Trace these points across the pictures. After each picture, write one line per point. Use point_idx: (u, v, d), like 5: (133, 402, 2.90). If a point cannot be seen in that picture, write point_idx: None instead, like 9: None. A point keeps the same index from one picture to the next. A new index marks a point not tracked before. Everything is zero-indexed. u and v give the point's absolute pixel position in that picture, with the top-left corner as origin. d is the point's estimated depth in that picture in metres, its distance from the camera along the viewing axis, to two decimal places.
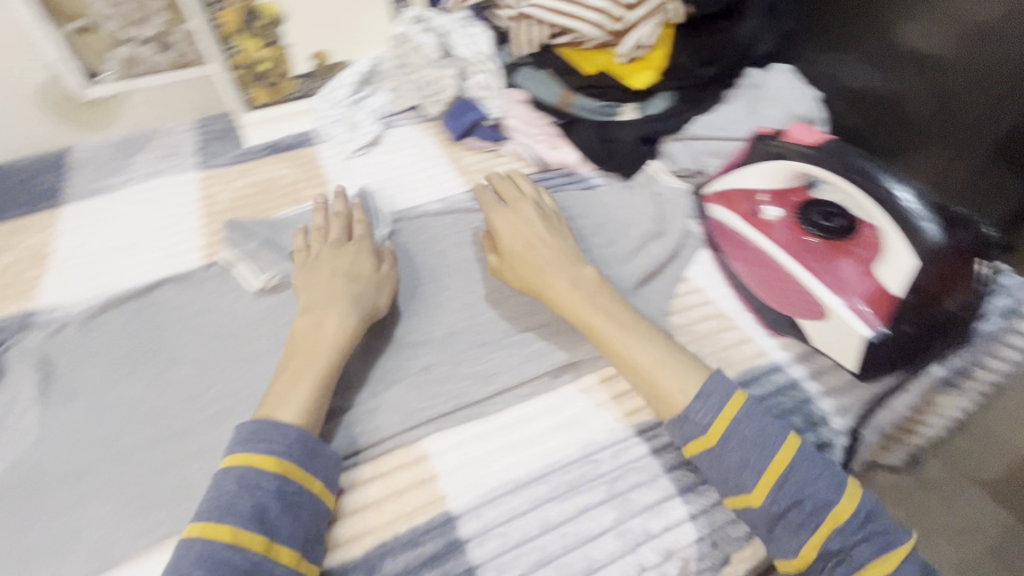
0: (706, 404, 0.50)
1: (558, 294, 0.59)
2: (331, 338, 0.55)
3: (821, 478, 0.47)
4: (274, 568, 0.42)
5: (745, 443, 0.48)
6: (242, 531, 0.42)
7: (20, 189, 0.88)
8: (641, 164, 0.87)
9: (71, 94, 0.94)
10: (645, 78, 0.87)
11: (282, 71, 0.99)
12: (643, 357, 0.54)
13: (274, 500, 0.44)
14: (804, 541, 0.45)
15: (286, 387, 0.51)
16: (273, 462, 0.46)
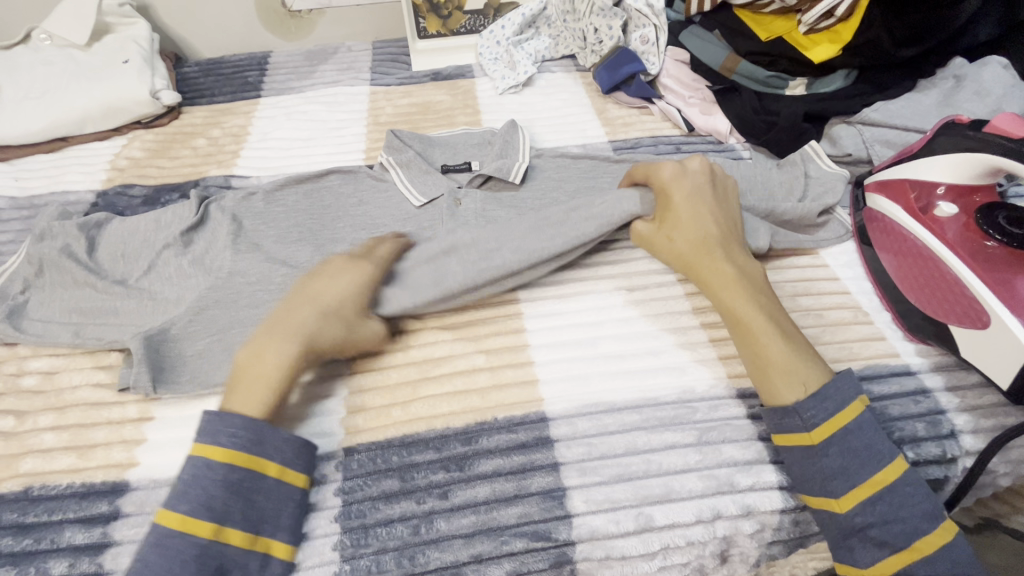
0: (820, 406, 0.48)
1: (716, 274, 0.56)
2: (268, 378, 0.50)
3: (917, 503, 0.45)
4: (225, 550, 0.44)
5: (853, 449, 0.46)
6: (191, 518, 0.43)
7: (230, 79, 1.04)
8: (801, 142, 0.81)
9: (281, 3, 1.07)
10: (822, 51, 0.80)
11: (456, 5, 1.06)
12: (778, 356, 0.50)
13: (220, 489, 0.45)
14: (881, 554, 0.44)
15: (240, 394, 0.49)
16: (231, 456, 0.46)
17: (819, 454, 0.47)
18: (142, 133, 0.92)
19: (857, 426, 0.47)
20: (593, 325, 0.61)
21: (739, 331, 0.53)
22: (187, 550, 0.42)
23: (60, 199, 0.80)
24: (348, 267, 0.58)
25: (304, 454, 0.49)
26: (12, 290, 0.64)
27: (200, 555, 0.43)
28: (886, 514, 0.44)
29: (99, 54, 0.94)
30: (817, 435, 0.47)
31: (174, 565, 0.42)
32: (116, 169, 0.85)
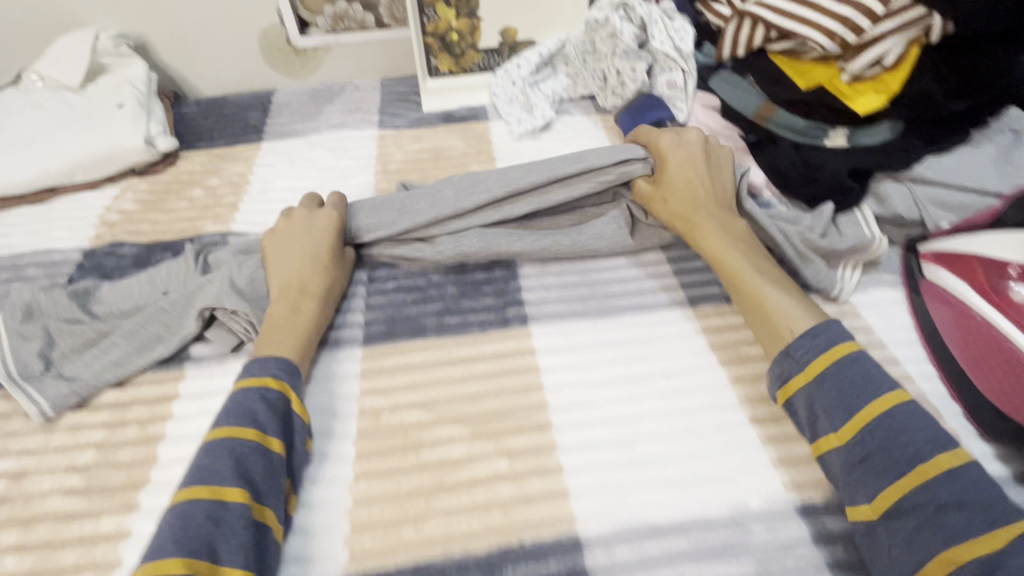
0: (813, 343, 0.53)
1: (709, 233, 0.65)
2: (302, 319, 0.60)
3: (921, 432, 0.46)
4: (269, 453, 0.49)
5: (851, 384, 0.49)
6: (236, 427, 0.49)
7: (231, 121, 0.98)
8: (846, 202, 0.75)
9: (286, 40, 1.02)
10: (869, 101, 0.73)
11: (470, 42, 1.00)
12: (772, 300, 0.58)
13: (260, 405, 0.51)
14: (884, 482, 0.45)
15: (272, 342, 0.58)
16: (273, 383, 0.53)
17: (817, 390, 0.51)
18: (136, 182, 0.86)
19: (844, 362, 0.50)
20: (628, 420, 0.56)
21: (736, 282, 0.61)
22: (237, 448, 0.48)
23: (44, 259, 0.74)
24: (306, 221, 0.68)
25: (297, 378, 0.56)
26: (35, 370, 0.59)
27: (250, 454, 0.48)
28: (884, 440, 0.46)
29: (93, 97, 0.89)
30: (813, 368, 0.52)
31: (229, 461, 0.47)
32: (105, 223, 0.80)
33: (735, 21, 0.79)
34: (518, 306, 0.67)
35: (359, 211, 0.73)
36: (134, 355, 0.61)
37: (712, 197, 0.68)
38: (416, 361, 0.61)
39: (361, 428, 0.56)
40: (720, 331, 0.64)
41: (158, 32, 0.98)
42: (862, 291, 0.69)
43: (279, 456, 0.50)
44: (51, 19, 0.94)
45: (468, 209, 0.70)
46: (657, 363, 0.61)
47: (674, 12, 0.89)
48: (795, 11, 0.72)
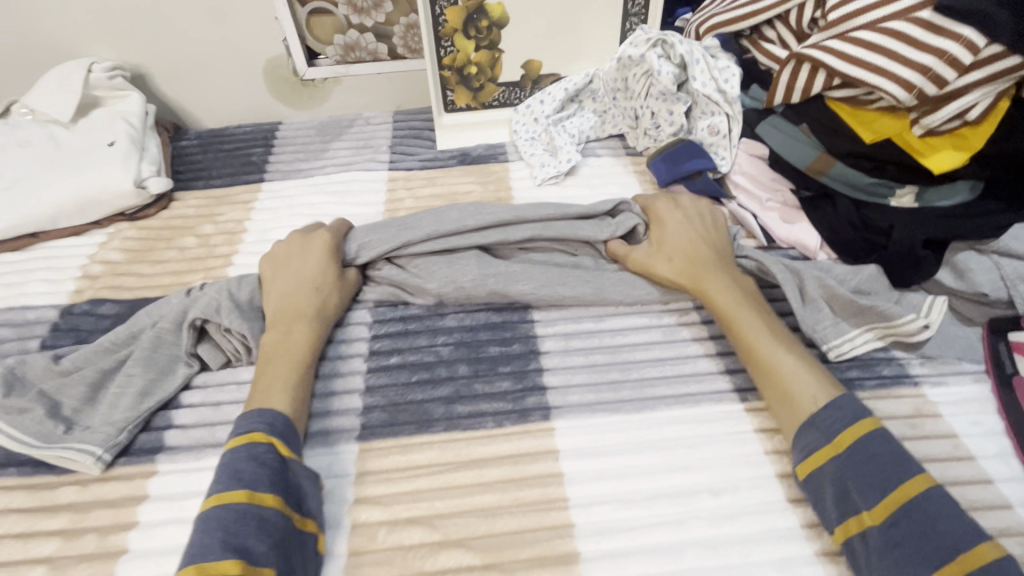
0: (836, 416, 0.49)
1: (718, 296, 0.60)
2: (299, 349, 0.57)
3: (956, 519, 0.42)
4: (262, 513, 0.44)
5: (879, 465, 0.45)
6: (224, 492, 0.44)
7: (231, 157, 0.92)
8: (918, 274, 0.66)
9: (293, 71, 0.95)
10: (948, 159, 0.64)
11: (490, 76, 0.93)
12: (788, 371, 0.53)
13: (248, 463, 0.46)
14: (925, 571, 0.40)
15: (265, 385, 0.54)
16: (263, 436, 0.48)
17: (845, 465, 0.46)
18: (125, 227, 0.80)
19: (872, 437, 0.47)
20: (669, 551, 0.47)
21: (749, 351, 0.56)
22: (223, 515, 0.43)
23: (17, 318, 0.68)
24: (305, 242, 0.65)
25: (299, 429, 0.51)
26: (56, 432, 0.54)
27: (239, 519, 0.43)
28: (925, 523, 0.42)
29: (83, 134, 0.83)
30: (841, 442, 0.47)
31: (216, 534, 0.42)
32: (88, 276, 0.73)
33: (791, 64, 0.69)
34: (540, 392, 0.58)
35: (358, 234, 0.69)
36: (155, 385, 0.58)
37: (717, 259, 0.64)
38: (420, 461, 0.53)
39: (354, 549, 0.48)
40: (774, 434, 0.55)
41: (156, 62, 0.92)
42: (941, 384, 0.59)
43: (273, 514, 0.44)
44: (44, 48, 0.88)
45: (472, 226, 0.67)
46: (701, 475, 0.52)
47: (719, 49, 0.80)
48: (865, 57, 0.62)
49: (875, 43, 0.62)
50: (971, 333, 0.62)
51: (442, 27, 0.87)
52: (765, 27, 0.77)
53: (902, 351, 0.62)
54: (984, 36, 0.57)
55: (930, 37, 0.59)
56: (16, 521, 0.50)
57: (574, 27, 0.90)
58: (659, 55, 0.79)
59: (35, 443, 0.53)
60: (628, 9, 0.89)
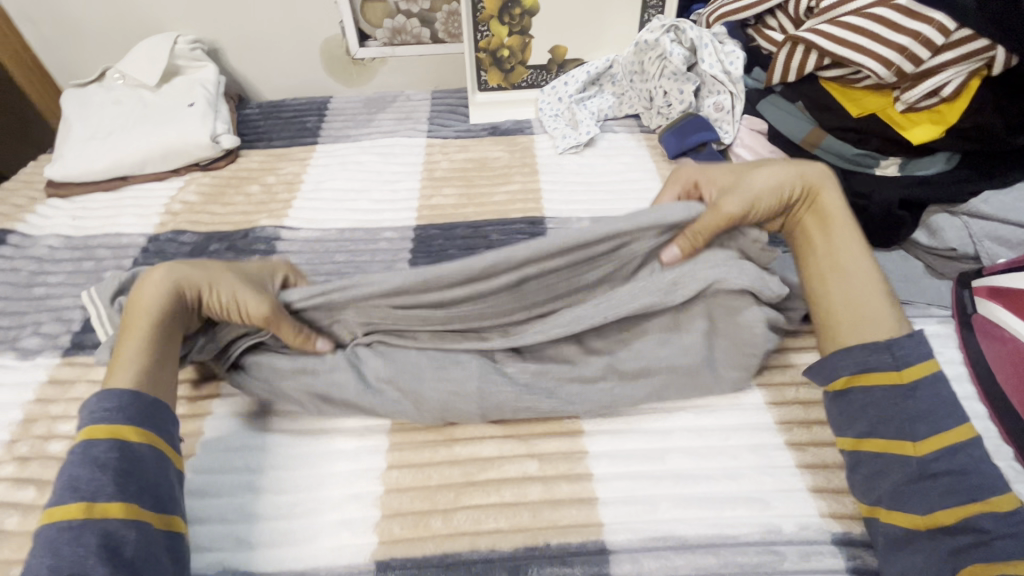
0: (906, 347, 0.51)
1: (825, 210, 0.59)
2: (143, 323, 0.51)
3: (988, 467, 0.46)
4: (100, 525, 0.41)
5: (924, 411, 0.49)
6: (57, 507, 0.42)
7: (289, 123, 1.04)
8: (895, 234, 0.74)
9: (346, 51, 1.08)
10: (923, 132, 0.72)
11: (520, 59, 1.03)
12: (877, 290, 0.56)
13: (82, 469, 0.43)
14: (946, 500, 0.45)
15: (117, 360, 0.50)
16: (101, 432, 0.45)
17: (892, 399, 0.50)
18: (199, 176, 0.92)
19: (934, 379, 0.50)
20: (660, 433, 0.55)
21: (842, 268, 0.56)
22: (56, 533, 0.40)
23: (113, 241, 0.80)
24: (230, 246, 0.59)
25: (145, 416, 0.48)
26: None
27: (75, 534, 0.40)
28: (961, 463, 0.46)
29: (167, 96, 0.95)
30: (906, 374, 0.50)
31: (61, 548, 0.40)
32: (170, 212, 0.85)
33: (788, 47, 0.79)
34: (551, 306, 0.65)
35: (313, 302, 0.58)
36: None
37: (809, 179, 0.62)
38: None
39: (395, 420, 0.57)
40: (757, 352, 0.63)
41: (230, 39, 1.05)
42: (909, 323, 0.67)
43: (114, 522, 0.42)
44: (137, 23, 1.02)
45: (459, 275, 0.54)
46: None
47: (726, 36, 0.90)
48: (851, 39, 0.72)
49: (860, 26, 0.71)
50: (941, 286, 0.71)
51: (480, 14, 0.99)
52: (768, 17, 0.87)
53: None
54: (954, 21, 0.66)
55: (906, 21, 0.69)
56: None
57: (598, 17, 1.00)
58: (672, 39, 0.89)
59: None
60: (647, 2, 0.99)
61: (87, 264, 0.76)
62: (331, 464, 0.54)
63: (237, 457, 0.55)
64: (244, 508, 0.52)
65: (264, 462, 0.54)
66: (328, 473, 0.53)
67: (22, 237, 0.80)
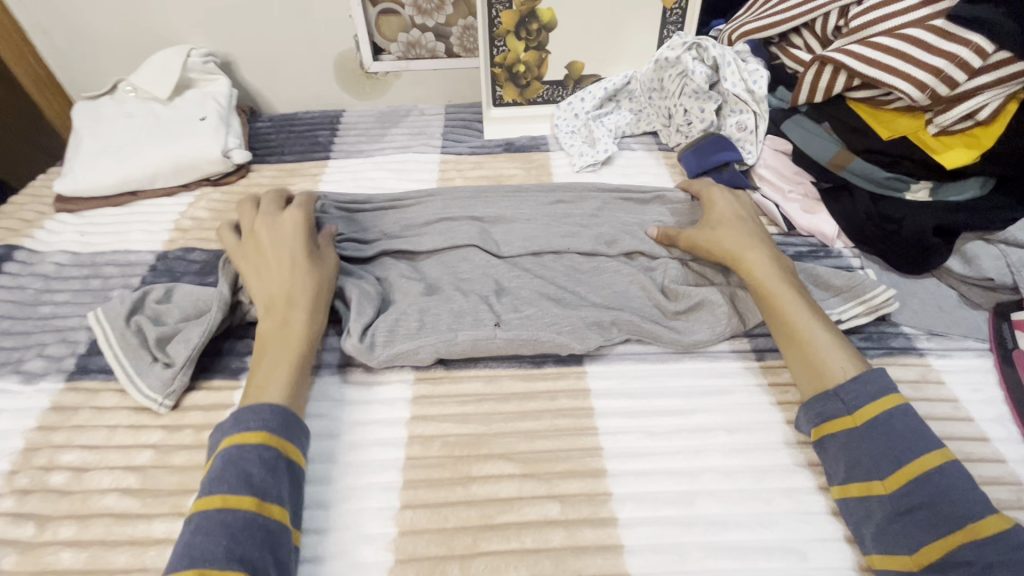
0: (861, 388, 0.51)
1: (752, 266, 0.63)
2: (294, 340, 0.56)
3: (974, 493, 0.44)
4: (268, 524, 0.44)
5: (892, 443, 0.48)
6: (230, 496, 0.44)
7: (301, 137, 1.02)
8: (929, 261, 0.71)
9: (359, 64, 1.06)
10: (957, 156, 0.69)
11: (536, 74, 1.02)
12: (820, 338, 0.56)
13: (258, 467, 0.46)
14: (929, 537, 0.43)
15: (264, 378, 0.53)
16: (264, 437, 0.48)
17: (859, 438, 0.49)
18: (209, 191, 0.90)
19: (895, 413, 0.49)
20: (688, 474, 0.53)
21: (779, 319, 0.59)
22: (231, 522, 0.43)
23: (121, 259, 0.78)
24: (286, 229, 0.65)
25: (292, 424, 0.50)
26: (149, 364, 0.60)
27: (246, 527, 0.43)
28: (935, 493, 0.44)
29: (179, 109, 0.94)
30: (858, 416, 0.50)
31: (222, 540, 0.42)
32: (179, 229, 0.83)
33: (815, 67, 0.76)
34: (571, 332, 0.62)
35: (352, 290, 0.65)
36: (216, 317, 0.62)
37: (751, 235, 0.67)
38: (467, 390, 0.60)
39: (410, 455, 0.55)
40: (787, 388, 0.60)
41: (243, 52, 1.04)
42: (945, 356, 0.64)
43: (279, 525, 0.45)
44: (150, 36, 1.01)
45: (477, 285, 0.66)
46: (720, 417, 0.57)
47: (749, 54, 0.88)
48: (881, 59, 0.69)
49: (892, 48, 0.69)
50: (977, 317, 0.68)
51: (497, 29, 0.97)
52: (792, 35, 0.85)
53: (911, 327, 0.67)
54: (992, 43, 0.64)
55: (941, 43, 0.66)
56: (125, 415, 0.58)
57: (616, 33, 0.98)
58: (694, 58, 0.87)
59: (134, 376, 0.59)
60: (666, 18, 0.97)
61: (94, 282, 0.75)
62: (341, 503, 0.52)
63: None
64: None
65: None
66: (336, 514, 0.51)
67: (29, 253, 0.79)
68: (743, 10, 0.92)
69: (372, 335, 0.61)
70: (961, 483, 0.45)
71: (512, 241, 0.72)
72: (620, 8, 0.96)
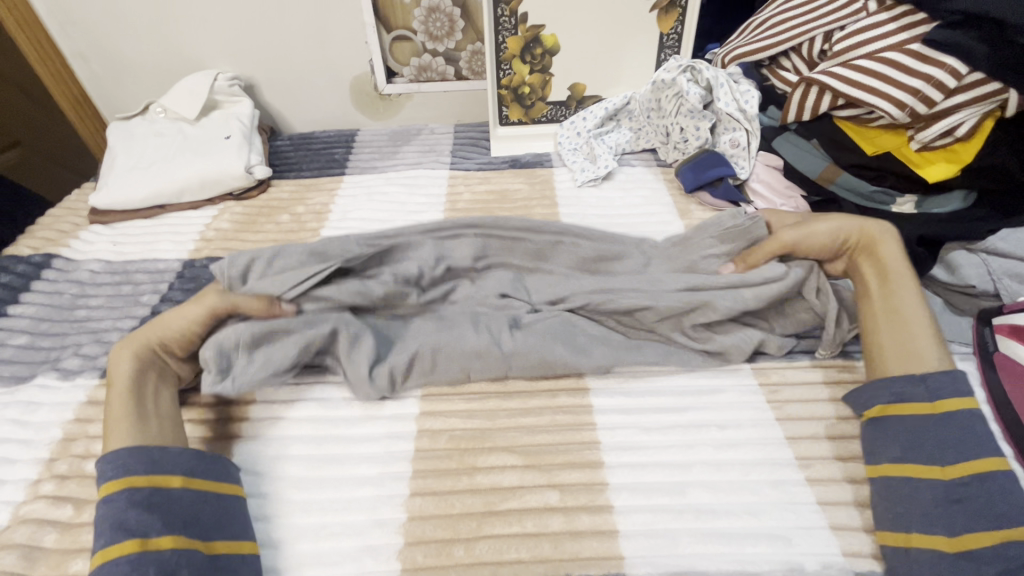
0: (942, 385, 0.53)
1: (884, 253, 0.64)
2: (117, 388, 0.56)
3: (1021, 499, 0.47)
4: (161, 553, 0.46)
5: (960, 438, 0.50)
6: (110, 547, 0.46)
7: (318, 155, 1.08)
8: (916, 270, 0.74)
9: (373, 87, 1.13)
10: (939, 170, 0.73)
11: (541, 95, 1.07)
12: (925, 331, 0.58)
13: (130, 510, 0.47)
14: (975, 526, 0.46)
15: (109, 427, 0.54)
16: (120, 483, 0.49)
17: (934, 426, 0.52)
18: (232, 205, 0.96)
19: (973, 414, 0.51)
20: (681, 466, 0.56)
21: (892, 307, 0.60)
22: (118, 569, 0.44)
23: (151, 266, 0.83)
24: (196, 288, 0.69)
25: (140, 464, 0.50)
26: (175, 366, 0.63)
27: (135, 567, 0.45)
28: (994, 491, 0.47)
29: (205, 129, 1.01)
30: (944, 404, 0.52)
31: None
32: (204, 239, 0.89)
33: (802, 87, 0.81)
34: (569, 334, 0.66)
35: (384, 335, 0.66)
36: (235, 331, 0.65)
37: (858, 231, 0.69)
38: (472, 388, 0.64)
39: (418, 447, 0.58)
40: (777, 388, 0.63)
41: (265, 76, 1.11)
42: None
43: (172, 551, 0.46)
44: (179, 62, 1.09)
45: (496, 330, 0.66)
46: (712, 414, 0.61)
47: (741, 75, 0.93)
48: (863, 80, 0.74)
49: (872, 69, 0.73)
50: (962, 322, 0.71)
51: (503, 53, 1.03)
52: (782, 58, 0.90)
53: None
54: (966, 65, 0.68)
55: (918, 65, 0.70)
56: None
57: (616, 57, 1.04)
58: (689, 79, 0.92)
59: None
60: (663, 43, 1.03)
61: (126, 288, 0.80)
62: (355, 489, 0.55)
63: (266, 482, 0.56)
64: (268, 533, 0.53)
65: (295, 486, 0.56)
66: (350, 500, 0.55)
67: (66, 261, 0.84)
68: (735, 35, 0.98)
69: (388, 371, 0.62)
70: (1013, 489, 0.47)
71: (516, 251, 0.77)
72: (619, 33, 1.02)
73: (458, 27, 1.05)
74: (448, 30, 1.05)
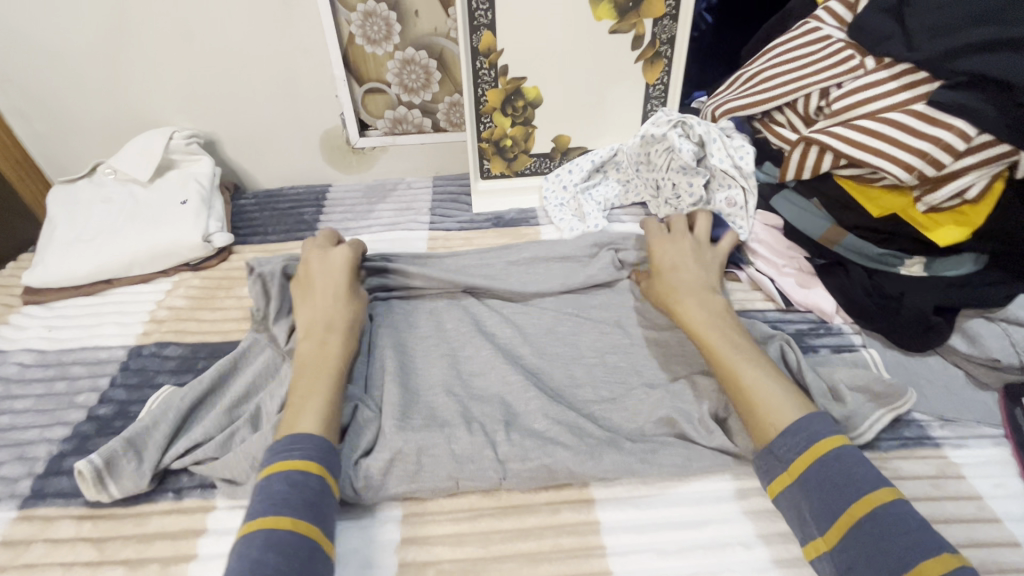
0: (794, 442, 0.52)
1: (686, 308, 0.67)
2: (333, 356, 0.61)
3: (908, 533, 0.44)
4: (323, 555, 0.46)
5: (822, 488, 0.48)
6: (302, 521, 0.46)
7: (286, 215, 1.00)
8: (933, 343, 0.69)
9: (345, 140, 1.06)
10: (951, 233, 0.68)
11: (523, 148, 1.02)
12: (749, 381, 0.57)
13: (320, 498, 0.49)
14: None
15: (297, 410, 0.55)
16: (316, 467, 0.50)
17: (800, 493, 0.50)
18: (188, 277, 0.87)
19: (822, 462, 0.49)
20: None
21: (716, 364, 0.61)
22: (302, 548, 0.44)
23: (90, 356, 0.74)
24: (322, 262, 0.71)
25: (335, 459, 0.53)
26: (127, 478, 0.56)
27: (309, 555, 0.45)
28: (867, 546, 0.44)
29: (158, 192, 0.92)
30: (794, 468, 0.51)
31: (292, 562, 0.43)
32: (154, 320, 0.79)
33: (801, 146, 0.77)
34: (569, 433, 0.59)
35: (363, 420, 0.60)
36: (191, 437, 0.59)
37: (696, 281, 0.71)
38: (464, 505, 0.56)
39: None
40: None
41: (226, 131, 1.03)
42: (961, 446, 0.62)
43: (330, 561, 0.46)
44: (131, 119, 1.00)
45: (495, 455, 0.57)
46: (735, 529, 0.54)
47: (734, 130, 0.89)
48: (867, 141, 0.69)
49: (876, 131, 0.69)
50: (988, 400, 0.66)
51: (483, 106, 0.98)
52: (775, 113, 0.86)
53: (921, 414, 0.65)
54: (975, 126, 0.64)
55: (926, 127, 0.66)
56: (86, 550, 0.53)
57: (601, 107, 1.00)
58: (679, 134, 0.87)
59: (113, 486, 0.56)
60: (649, 93, 0.99)
61: (59, 385, 0.70)
62: None
63: None
64: None
65: None
66: None
67: None
68: (724, 86, 0.94)
69: (366, 473, 0.55)
70: (898, 526, 0.44)
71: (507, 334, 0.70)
72: (603, 84, 0.97)
73: (434, 78, 0.99)
74: (424, 81, 1.00)
